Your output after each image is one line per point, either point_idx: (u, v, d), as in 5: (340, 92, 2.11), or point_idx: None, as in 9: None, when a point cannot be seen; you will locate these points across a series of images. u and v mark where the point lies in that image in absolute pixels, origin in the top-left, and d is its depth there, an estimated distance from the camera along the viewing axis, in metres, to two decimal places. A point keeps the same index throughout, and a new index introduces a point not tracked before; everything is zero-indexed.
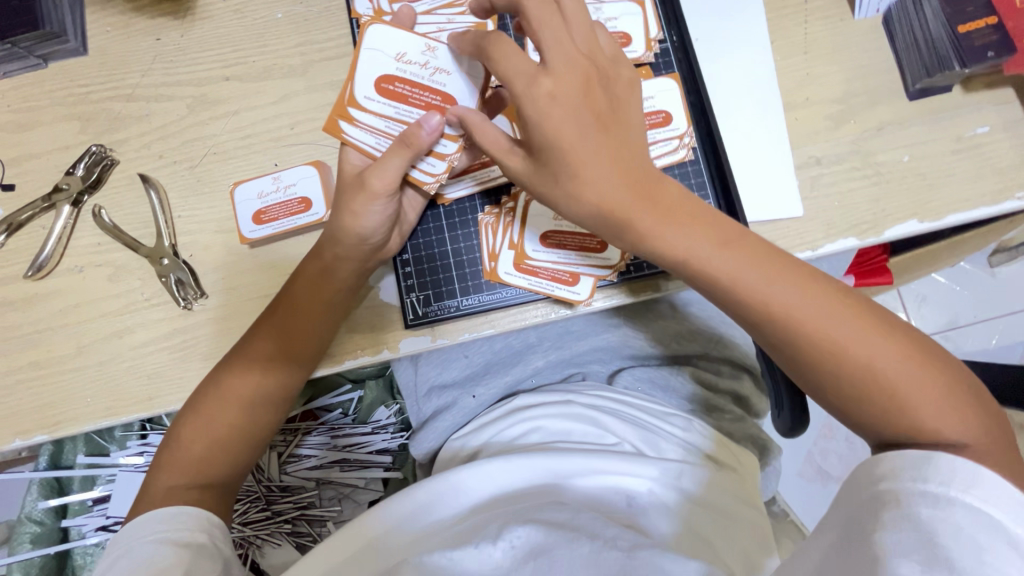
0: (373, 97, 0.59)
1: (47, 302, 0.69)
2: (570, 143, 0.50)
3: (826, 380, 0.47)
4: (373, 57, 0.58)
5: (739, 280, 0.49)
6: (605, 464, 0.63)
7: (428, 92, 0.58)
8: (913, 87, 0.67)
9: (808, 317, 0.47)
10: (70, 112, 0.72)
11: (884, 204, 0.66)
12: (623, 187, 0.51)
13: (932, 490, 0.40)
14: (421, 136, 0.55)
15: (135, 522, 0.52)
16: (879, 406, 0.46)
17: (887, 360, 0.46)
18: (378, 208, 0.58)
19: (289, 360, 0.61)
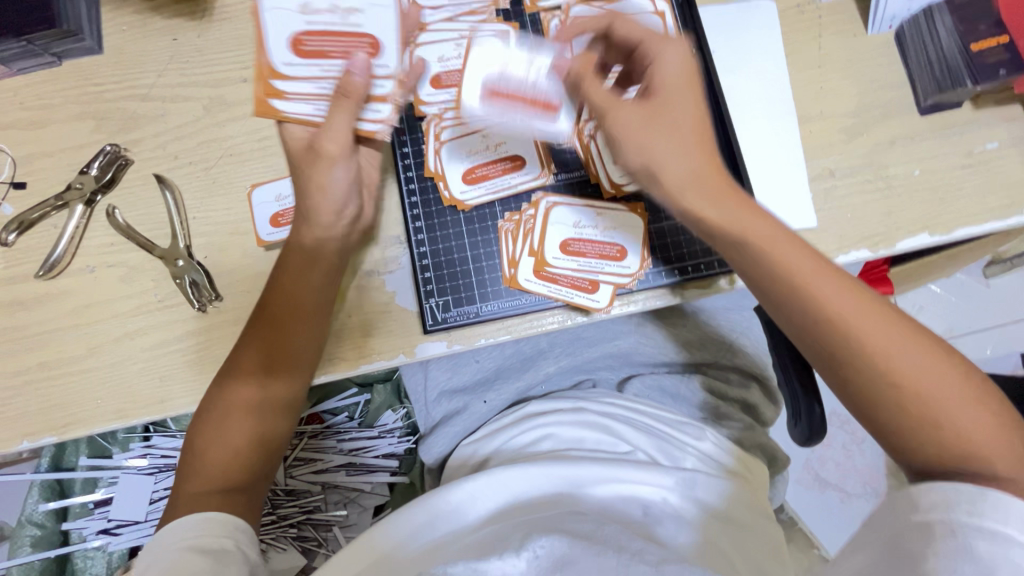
0: (292, 61, 0.55)
1: (58, 302, 0.68)
2: (675, 99, 0.54)
3: (873, 385, 0.48)
4: (275, 15, 0.53)
5: (797, 279, 0.50)
6: (621, 472, 0.63)
7: (354, 40, 0.54)
8: (925, 102, 0.68)
9: (863, 324, 0.48)
10: (84, 110, 0.72)
11: (896, 217, 0.67)
12: (704, 163, 0.53)
13: (987, 526, 0.42)
14: (355, 84, 0.55)
15: (163, 530, 0.52)
16: (918, 419, 0.47)
17: (931, 377, 0.47)
18: (339, 173, 0.58)
19: (286, 354, 0.60)
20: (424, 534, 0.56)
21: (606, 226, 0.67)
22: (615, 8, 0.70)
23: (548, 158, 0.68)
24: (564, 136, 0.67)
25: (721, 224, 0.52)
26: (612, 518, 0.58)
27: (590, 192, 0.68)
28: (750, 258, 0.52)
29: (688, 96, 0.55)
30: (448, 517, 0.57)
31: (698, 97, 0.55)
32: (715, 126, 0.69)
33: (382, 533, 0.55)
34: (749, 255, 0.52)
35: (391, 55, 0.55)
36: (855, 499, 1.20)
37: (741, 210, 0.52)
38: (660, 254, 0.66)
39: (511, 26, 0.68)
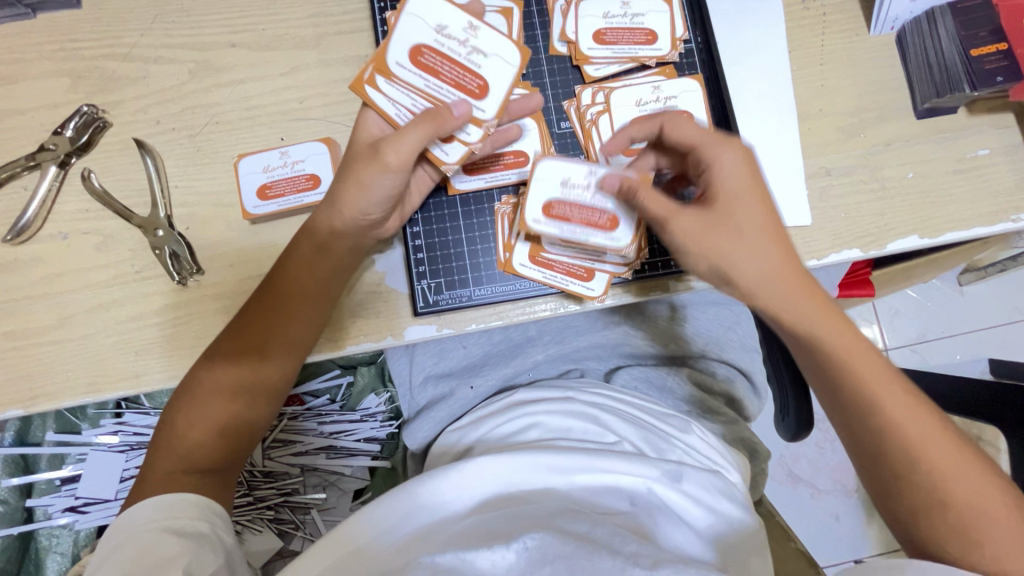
0: (404, 64, 0.57)
1: (28, 269, 0.65)
2: (742, 209, 0.53)
3: (921, 489, 0.50)
4: (412, 24, 0.57)
5: (873, 388, 0.51)
6: (607, 463, 0.62)
7: (467, 75, 0.57)
8: (922, 106, 0.69)
9: (924, 437, 0.50)
10: (59, 68, 0.68)
11: (888, 219, 0.68)
12: (779, 278, 0.52)
13: None
14: (450, 116, 0.55)
15: (133, 510, 0.50)
16: (956, 524, 0.49)
17: (982, 498, 0.49)
18: (388, 181, 0.56)
19: (282, 337, 0.59)
20: (408, 520, 0.55)
21: None
22: None
23: (548, 141, 0.66)
24: (565, 119, 0.67)
25: (806, 325, 0.52)
26: (594, 510, 0.58)
27: None
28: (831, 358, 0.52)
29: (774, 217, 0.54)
30: (430, 505, 0.56)
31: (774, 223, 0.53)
32: (717, 117, 0.69)
33: (358, 522, 0.54)
34: (815, 358, 0.53)
35: (491, 101, 0.58)
36: (826, 495, 1.22)
37: (832, 322, 0.52)
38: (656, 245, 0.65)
39: (516, 5, 0.67)
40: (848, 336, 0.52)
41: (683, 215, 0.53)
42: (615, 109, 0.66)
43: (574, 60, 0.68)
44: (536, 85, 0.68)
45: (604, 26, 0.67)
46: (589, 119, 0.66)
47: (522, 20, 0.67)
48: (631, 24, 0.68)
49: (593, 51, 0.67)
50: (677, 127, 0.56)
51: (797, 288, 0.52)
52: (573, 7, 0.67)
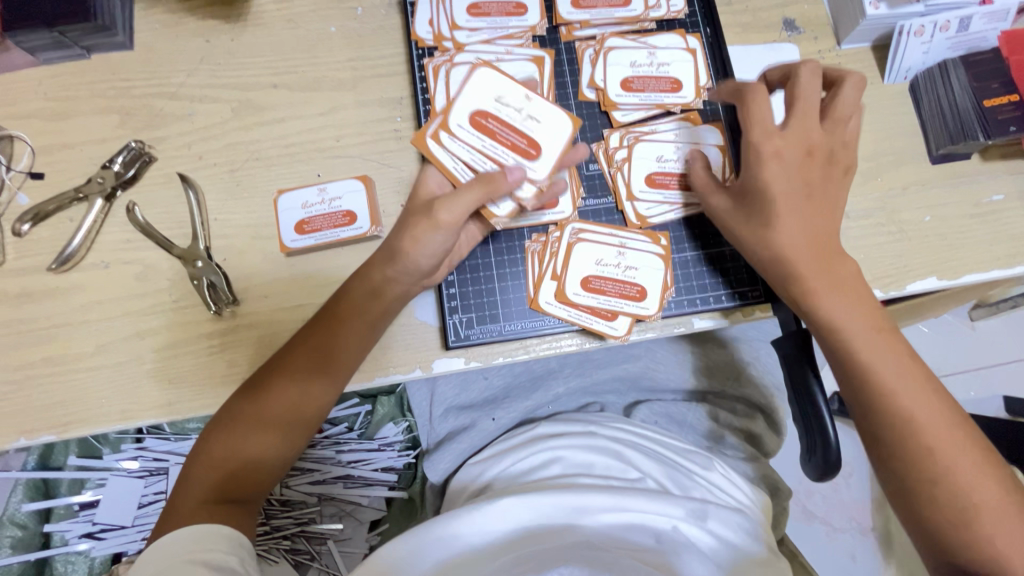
0: (464, 126, 0.64)
1: (69, 296, 0.67)
2: (772, 194, 0.57)
3: (930, 498, 0.51)
4: (475, 92, 0.64)
5: (893, 386, 0.53)
6: (630, 501, 0.63)
7: (522, 139, 0.63)
8: (936, 152, 0.71)
9: (929, 427, 0.52)
10: (110, 104, 0.71)
11: (907, 260, 0.70)
12: (800, 246, 0.56)
13: None
14: (503, 181, 0.59)
15: (164, 540, 0.51)
16: (967, 529, 0.49)
17: (996, 510, 0.49)
18: (439, 239, 0.59)
19: (324, 378, 0.60)
20: (436, 549, 0.55)
21: (628, 265, 0.66)
22: (649, 41, 0.72)
23: (578, 184, 0.68)
24: (594, 162, 0.69)
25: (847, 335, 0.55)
26: (619, 546, 0.58)
27: (614, 219, 0.68)
28: (865, 370, 0.54)
29: (792, 180, 0.57)
30: (456, 537, 0.56)
31: (806, 198, 0.57)
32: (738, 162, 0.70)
33: (390, 552, 0.55)
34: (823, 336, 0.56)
35: (542, 163, 0.63)
36: (839, 533, 1.20)
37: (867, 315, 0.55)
38: (683, 283, 0.66)
39: (547, 54, 0.71)
40: (896, 353, 0.54)
41: (716, 194, 0.62)
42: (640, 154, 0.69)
43: (602, 106, 0.70)
44: None
45: (631, 75, 0.71)
46: (616, 161, 0.69)
47: (552, 68, 0.71)
48: (657, 73, 0.71)
49: (621, 98, 0.70)
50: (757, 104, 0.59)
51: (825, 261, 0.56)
52: (602, 56, 0.71)
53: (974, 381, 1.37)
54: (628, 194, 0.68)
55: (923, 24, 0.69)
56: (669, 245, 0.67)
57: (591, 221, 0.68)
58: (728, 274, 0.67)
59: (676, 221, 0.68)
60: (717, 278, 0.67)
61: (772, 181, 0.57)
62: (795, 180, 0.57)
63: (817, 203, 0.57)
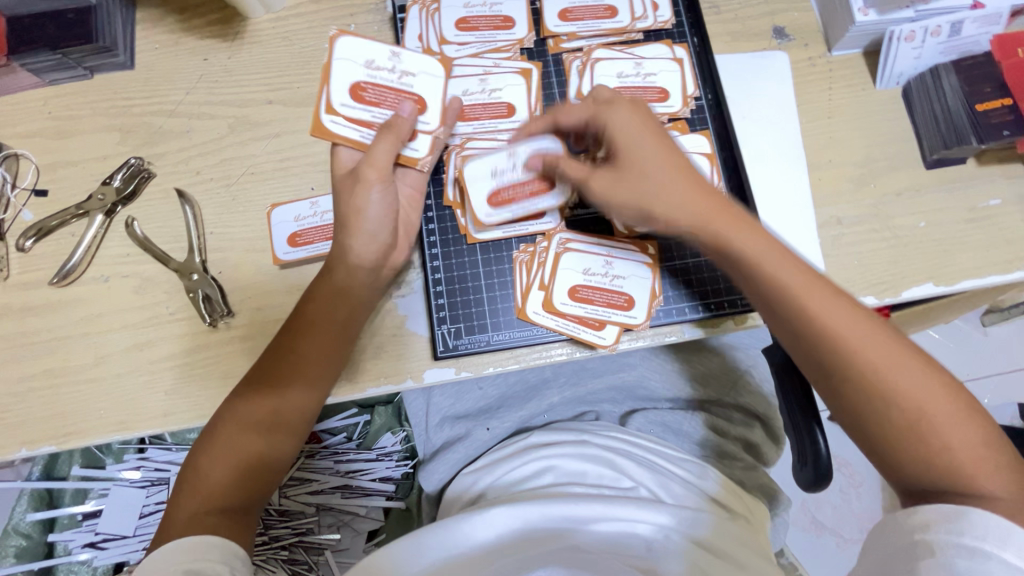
0: (348, 102, 0.64)
1: (70, 309, 0.68)
2: (641, 156, 0.57)
3: (880, 422, 0.50)
4: (344, 66, 0.64)
5: (822, 317, 0.51)
6: (619, 511, 0.64)
7: (401, 94, 0.65)
8: (930, 157, 0.70)
9: (865, 349, 0.50)
10: (111, 123, 0.73)
11: (902, 266, 0.69)
12: (687, 199, 0.55)
13: (969, 545, 0.43)
14: (401, 119, 0.62)
15: (157, 552, 0.52)
16: (920, 442, 0.48)
17: (945, 417, 0.48)
18: (376, 195, 0.61)
19: (298, 379, 0.60)
20: (428, 555, 0.58)
21: (616, 275, 0.67)
22: (637, 51, 0.73)
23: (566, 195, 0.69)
24: None
25: (764, 272, 0.53)
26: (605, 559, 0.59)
27: (603, 228, 0.68)
28: (793, 302, 0.52)
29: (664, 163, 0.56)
30: (443, 546, 0.58)
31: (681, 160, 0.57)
32: (728, 172, 0.71)
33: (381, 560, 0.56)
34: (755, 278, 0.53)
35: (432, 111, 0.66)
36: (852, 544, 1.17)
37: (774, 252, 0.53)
38: (671, 293, 0.67)
39: (534, 66, 0.71)
40: (812, 282, 0.52)
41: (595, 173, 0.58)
42: None
43: None
44: None
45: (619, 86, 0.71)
46: None
47: (540, 79, 0.72)
48: (644, 83, 0.72)
49: None
50: (566, 114, 0.61)
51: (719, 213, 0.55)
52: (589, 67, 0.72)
53: (987, 388, 1.34)
54: None
55: (914, 29, 0.68)
56: (658, 254, 0.67)
57: (579, 230, 0.68)
58: (720, 282, 0.66)
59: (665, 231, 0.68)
60: (705, 287, 0.67)
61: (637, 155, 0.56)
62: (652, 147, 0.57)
63: (673, 161, 0.56)
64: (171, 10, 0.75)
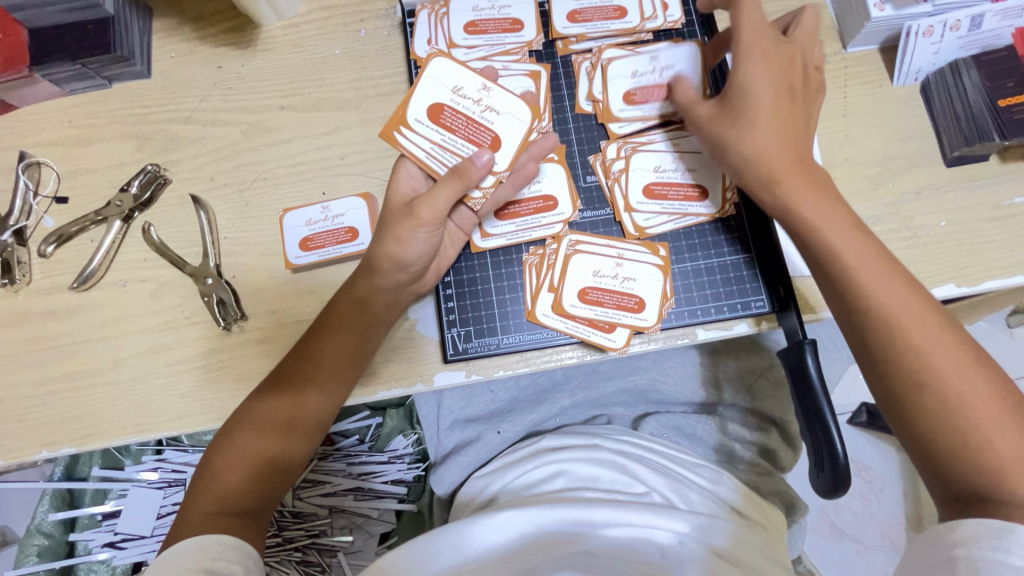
0: (423, 120, 0.64)
1: (89, 314, 0.70)
2: (752, 103, 0.59)
3: (927, 410, 0.49)
4: (432, 86, 0.64)
5: (860, 281, 0.53)
6: (633, 516, 0.63)
7: (481, 132, 0.63)
8: (952, 154, 0.69)
9: (923, 336, 0.50)
10: (128, 130, 0.75)
11: (923, 267, 0.67)
12: (781, 151, 0.58)
13: (1014, 562, 0.42)
14: (474, 170, 0.60)
15: (170, 550, 0.52)
16: (955, 435, 0.48)
17: (997, 425, 0.47)
18: (423, 234, 0.60)
19: (314, 384, 0.61)
20: (441, 556, 0.57)
21: (627, 277, 0.66)
22: (648, 47, 0.71)
23: (575, 195, 0.68)
24: (591, 173, 0.69)
25: (817, 233, 0.55)
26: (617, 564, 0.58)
27: (613, 230, 0.68)
28: (841, 264, 0.54)
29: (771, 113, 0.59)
30: (455, 547, 0.58)
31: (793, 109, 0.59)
32: None
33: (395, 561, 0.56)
34: (796, 228, 0.57)
35: (505, 154, 0.64)
36: (873, 550, 1.14)
37: (822, 201, 0.56)
38: (684, 294, 0.66)
39: (543, 68, 0.71)
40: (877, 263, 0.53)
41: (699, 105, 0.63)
42: (633, 170, 0.68)
43: (599, 118, 0.70)
44: (564, 143, 0.70)
45: (632, 88, 0.70)
46: (612, 173, 0.68)
47: (549, 82, 0.71)
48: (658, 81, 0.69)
49: (623, 111, 0.70)
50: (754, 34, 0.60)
51: (802, 179, 0.57)
52: (600, 70, 0.71)
53: None
54: (623, 205, 0.68)
55: (932, 24, 0.67)
56: (669, 255, 0.67)
57: (589, 232, 0.68)
58: (732, 284, 0.65)
59: (675, 232, 0.68)
60: (718, 288, 0.66)
61: (752, 97, 0.59)
62: (773, 84, 0.59)
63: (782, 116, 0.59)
64: (187, 20, 0.76)
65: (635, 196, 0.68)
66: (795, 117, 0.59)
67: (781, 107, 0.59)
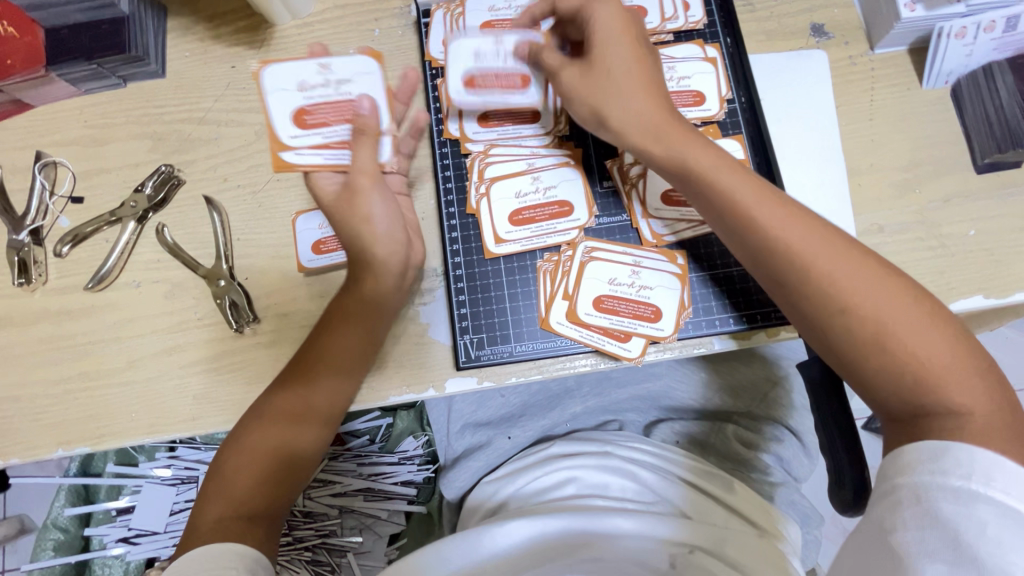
0: (298, 132, 0.60)
1: (104, 314, 0.70)
2: (608, 62, 0.59)
3: (844, 327, 0.50)
4: (281, 96, 0.59)
5: (767, 226, 0.53)
6: (646, 524, 0.63)
7: (343, 106, 0.60)
8: (982, 161, 0.66)
9: (818, 254, 0.51)
10: (143, 130, 0.75)
11: (950, 276, 0.65)
12: (651, 114, 0.58)
13: (953, 485, 0.41)
14: (371, 120, 0.59)
15: (186, 557, 0.52)
16: (886, 355, 0.48)
17: (907, 322, 0.48)
18: (379, 204, 0.61)
19: (323, 380, 0.61)
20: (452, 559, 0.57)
21: (643, 285, 0.65)
22: (668, 52, 0.71)
23: (591, 201, 0.67)
24: (608, 178, 0.68)
25: (716, 187, 0.55)
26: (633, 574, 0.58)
27: (630, 237, 0.67)
28: (741, 209, 0.54)
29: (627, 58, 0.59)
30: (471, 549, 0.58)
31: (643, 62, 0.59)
32: (762, 177, 0.68)
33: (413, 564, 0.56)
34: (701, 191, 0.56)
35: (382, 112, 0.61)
36: None
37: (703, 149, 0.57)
38: (701, 304, 0.64)
39: None
40: (767, 198, 0.54)
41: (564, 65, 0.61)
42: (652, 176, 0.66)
43: None
44: (580, 146, 0.69)
45: None
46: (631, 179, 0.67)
47: None
48: (678, 88, 0.69)
49: None
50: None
51: (673, 134, 0.57)
52: None
53: None
54: (641, 211, 0.67)
55: (965, 25, 0.65)
56: (687, 264, 0.65)
57: (605, 239, 0.67)
58: (752, 293, 0.64)
59: (695, 238, 0.66)
60: (736, 298, 0.64)
61: (606, 53, 0.59)
62: (616, 43, 0.59)
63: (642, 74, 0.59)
64: (201, 19, 0.76)
65: (653, 203, 0.66)
66: (655, 80, 0.60)
67: (631, 62, 0.59)
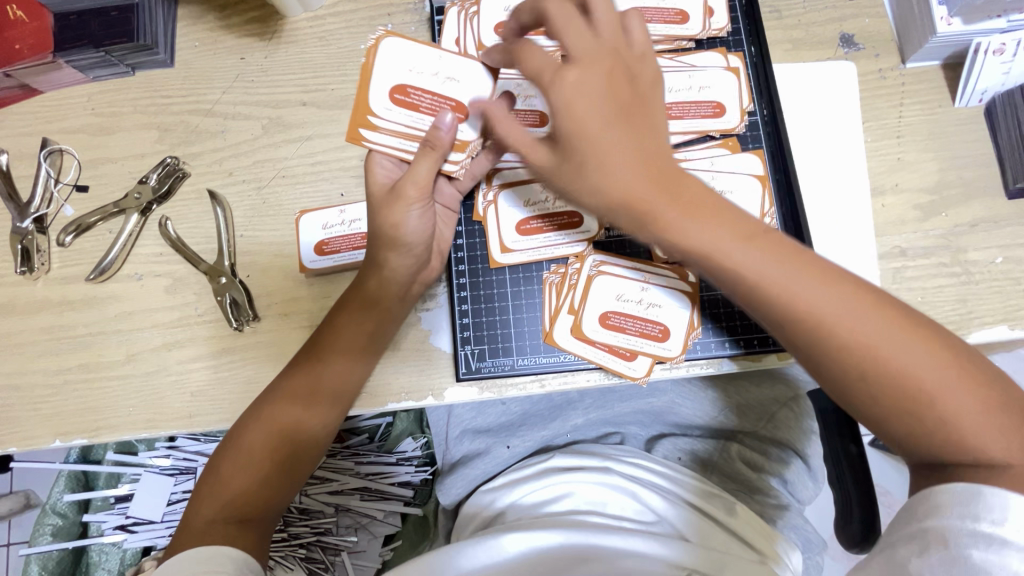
0: (388, 108, 0.60)
1: (104, 306, 0.70)
2: (584, 129, 0.47)
3: (883, 391, 0.42)
4: (387, 68, 0.60)
5: (785, 291, 0.43)
6: (643, 547, 0.61)
7: (442, 100, 0.59)
8: (1014, 185, 0.63)
9: (852, 320, 0.42)
10: (149, 121, 0.73)
11: (973, 305, 0.62)
12: (642, 180, 0.45)
13: (984, 531, 0.38)
14: (444, 135, 0.56)
15: (174, 560, 0.51)
16: (922, 420, 0.41)
17: (948, 380, 0.41)
18: (415, 214, 0.58)
19: (318, 379, 0.60)
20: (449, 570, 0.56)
21: (651, 301, 0.63)
22: (688, 60, 0.68)
23: None
24: None
25: (723, 262, 0.44)
26: None
27: (640, 251, 0.65)
28: (756, 289, 0.44)
29: (601, 101, 0.47)
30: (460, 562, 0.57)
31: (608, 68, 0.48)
32: (782, 195, 0.65)
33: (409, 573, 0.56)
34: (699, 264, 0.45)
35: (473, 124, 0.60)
36: None
37: (699, 215, 0.44)
38: (711, 323, 0.63)
39: None
40: (780, 263, 0.44)
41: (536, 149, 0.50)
42: None
43: None
44: None
45: (669, 101, 0.66)
46: None
47: None
48: (698, 98, 0.66)
49: None
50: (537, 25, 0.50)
51: (659, 191, 0.45)
52: None
53: None
54: None
55: (1004, 41, 0.62)
56: (698, 281, 0.63)
57: (614, 252, 0.65)
58: None
59: None
60: (749, 319, 0.62)
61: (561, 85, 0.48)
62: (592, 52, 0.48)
63: (590, 82, 0.47)
64: (211, 8, 0.74)
65: None
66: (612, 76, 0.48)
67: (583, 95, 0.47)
